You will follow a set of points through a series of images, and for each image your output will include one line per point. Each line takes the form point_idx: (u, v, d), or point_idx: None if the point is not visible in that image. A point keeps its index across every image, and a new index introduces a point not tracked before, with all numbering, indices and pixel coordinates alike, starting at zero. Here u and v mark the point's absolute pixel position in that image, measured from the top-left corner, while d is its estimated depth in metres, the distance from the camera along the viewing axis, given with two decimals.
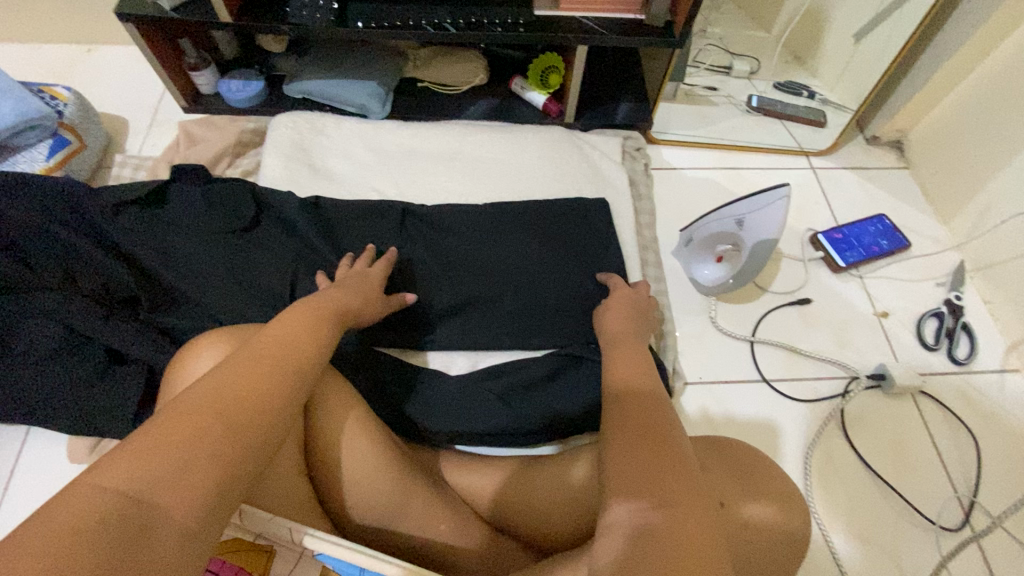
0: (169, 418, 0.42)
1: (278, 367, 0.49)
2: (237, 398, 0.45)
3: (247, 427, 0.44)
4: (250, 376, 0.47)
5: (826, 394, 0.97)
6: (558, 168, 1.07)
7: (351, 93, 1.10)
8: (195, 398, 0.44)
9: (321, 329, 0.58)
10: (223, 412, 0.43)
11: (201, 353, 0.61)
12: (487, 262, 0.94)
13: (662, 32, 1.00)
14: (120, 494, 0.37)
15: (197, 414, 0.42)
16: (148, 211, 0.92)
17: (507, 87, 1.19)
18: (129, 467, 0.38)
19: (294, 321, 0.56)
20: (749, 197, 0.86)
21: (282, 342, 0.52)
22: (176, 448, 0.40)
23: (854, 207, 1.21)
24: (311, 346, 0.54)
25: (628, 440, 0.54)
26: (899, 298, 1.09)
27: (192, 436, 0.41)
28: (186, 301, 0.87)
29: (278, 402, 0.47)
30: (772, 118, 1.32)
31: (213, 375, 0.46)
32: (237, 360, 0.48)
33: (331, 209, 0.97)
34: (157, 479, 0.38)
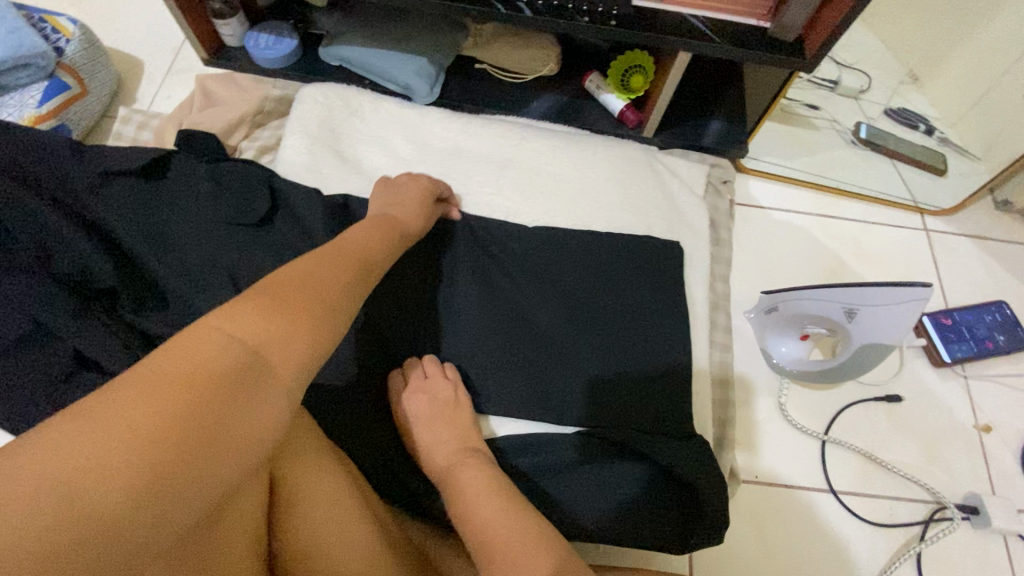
0: (259, 289, 0.41)
1: (346, 267, 0.50)
2: (311, 285, 0.44)
3: (320, 299, 0.44)
4: (323, 272, 0.47)
5: (904, 520, 0.81)
6: (627, 196, 0.90)
7: (396, 69, 0.93)
8: (273, 279, 0.43)
9: (378, 248, 0.59)
10: (308, 297, 0.43)
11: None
12: (530, 310, 0.79)
13: (788, 48, 0.79)
14: (245, 346, 0.36)
15: (279, 289, 0.42)
16: (145, 187, 0.78)
17: (580, 82, 1.00)
18: (235, 322, 0.37)
19: (352, 238, 0.58)
20: (878, 289, 0.70)
21: (344, 249, 0.54)
22: (269, 319, 0.39)
23: (968, 285, 1.01)
24: (368, 256, 0.56)
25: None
26: (1008, 409, 0.91)
27: (296, 305, 0.41)
28: (176, 303, 0.75)
29: (349, 296, 0.47)
30: (883, 156, 1.12)
31: (291, 269, 0.45)
32: (311, 258, 0.49)
33: (358, 214, 0.82)
34: (258, 340, 0.37)
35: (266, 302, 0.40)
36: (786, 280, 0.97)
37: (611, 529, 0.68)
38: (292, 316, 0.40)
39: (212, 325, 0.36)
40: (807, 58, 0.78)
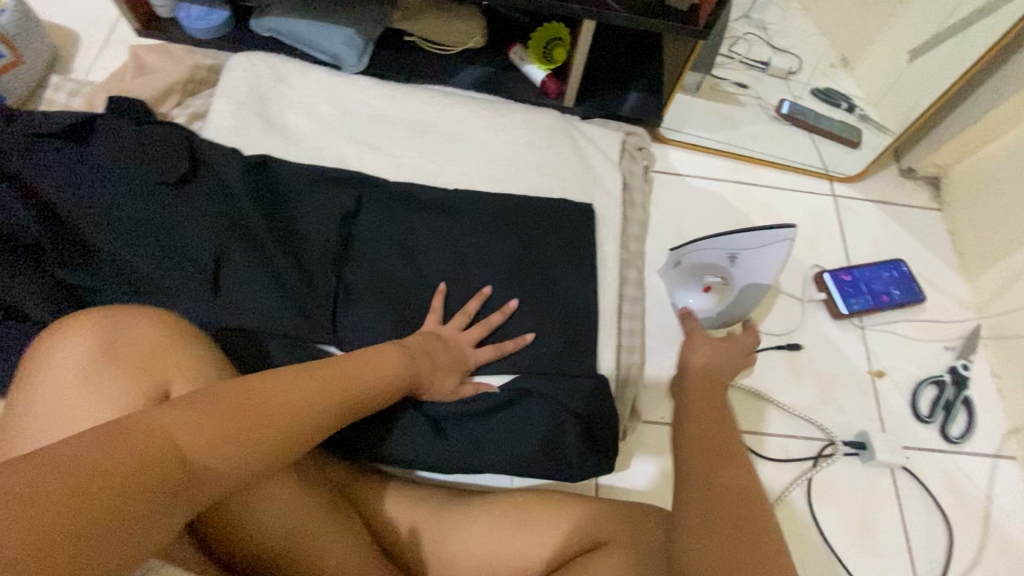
0: (223, 399, 0.45)
1: (323, 400, 0.52)
2: (271, 410, 0.47)
3: (279, 429, 0.47)
4: (295, 395, 0.49)
5: (798, 455, 0.88)
6: (544, 160, 0.95)
7: (325, 39, 0.97)
8: (240, 391, 0.46)
9: (377, 380, 0.60)
10: (263, 420, 0.46)
11: (131, 320, 0.57)
12: (444, 263, 0.84)
13: (685, 17, 0.85)
14: (182, 455, 0.41)
15: (244, 404, 0.46)
16: (69, 147, 0.81)
17: (505, 55, 1.04)
18: (188, 427, 0.41)
19: (355, 362, 0.59)
20: (754, 233, 0.80)
21: (339, 375, 0.55)
22: (216, 436, 0.43)
23: (872, 246, 1.08)
24: (362, 388, 0.57)
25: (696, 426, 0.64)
26: (900, 357, 0.98)
27: (248, 426, 0.45)
28: (98, 256, 0.78)
29: (307, 429, 0.49)
30: (801, 130, 1.18)
31: (264, 386, 0.48)
32: (295, 377, 0.51)
33: (279, 172, 0.85)
34: (196, 451, 0.41)
35: (220, 419, 0.43)
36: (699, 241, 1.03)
37: (514, 463, 0.75)
38: (230, 437, 0.43)
39: (158, 424, 0.40)
40: (700, 26, 0.84)
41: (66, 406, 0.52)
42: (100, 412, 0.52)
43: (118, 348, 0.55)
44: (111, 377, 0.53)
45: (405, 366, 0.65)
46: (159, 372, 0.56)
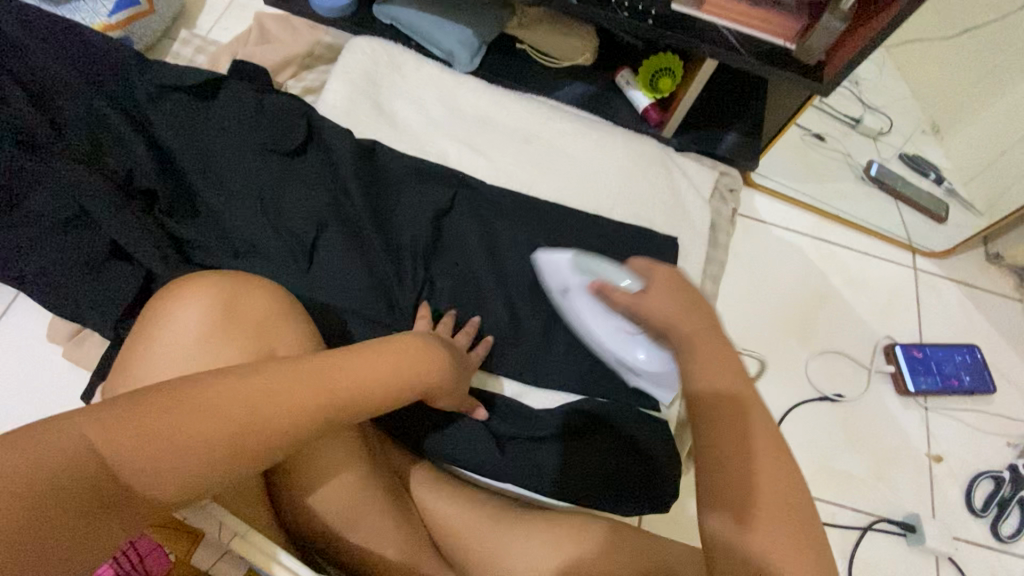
0: (170, 402, 0.44)
1: (286, 399, 0.47)
2: (225, 424, 0.44)
3: (235, 442, 0.45)
4: (249, 403, 0.46)
5: (844, 523, 0.87)
6: (635, 188, 0.96)
7: (442, 36, 0.99)
8: (162, 394, 0.44)
9: (365, 382, 0.53)
10: (210, 420, 0.44)
11: (242, 292, 0.58)
12: (526, 274, 0.85)
13: (808, 72, 0.84)
14: (101, 463, 0.41)
15: (198, 412, 0.44)
16: (194, 103, 0.84)
17: (611, 76, 1.05)
18: (118, 437, 0.42)
19: (341, 362, 0.52)
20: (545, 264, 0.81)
21: (312, 376, 0.50)
22: (152, 450, 0.42)
23: (946, 326, 1.06)
24: (337, 389, 0.50)
25: (713, 454, 0.48)
26: (960, 444, 0.96)
27: (200, 438, 0.43)
28: (207, 213, 0.81)
29: (261, 432, 0.46)
30: (887, 195, 1.17)
31: (215, 385, 0.46)
32: (254, 373, 0.48)
33: (385, 160, 0.88)
34: (114, 458, 0.41)
35: (166, 430, 0.43)
36: (773, 292, 1.03)
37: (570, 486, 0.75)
38: (172, 439, 0.43)
39: (81, 433, 0.41)
40: (824, 83, 0.84)
41: (180, 358, 0.53)
42: (214, 372, 0.53)
43: (233, 313, 0.56)
44: (227, 340, 0.55)
45: (406, 372, 0.57)
46: (269, 339, 0.57)
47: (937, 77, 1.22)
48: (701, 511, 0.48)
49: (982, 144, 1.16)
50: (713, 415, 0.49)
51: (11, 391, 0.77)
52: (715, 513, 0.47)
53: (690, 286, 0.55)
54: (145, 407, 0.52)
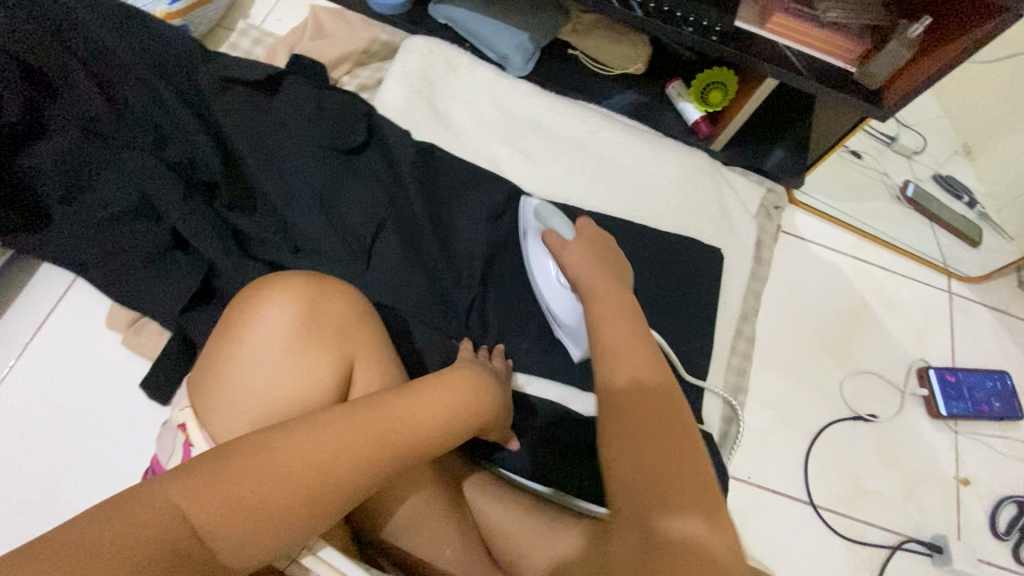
0: (245, 464, 0.44)
1: (343, 459, 0.46)
2: (297, 482, 0.44)
3: (310, 498, 0.45)
4: (320, 458, 0.45)
5: (874, 541, 0.89)
6: (684, 201, 0.96)
7: (497, 39, 0.99)
8: (238, 459, 0.44)
9: (415, 430, 0.51)
10: (279, 484, 0.44)
11: (322, 293, 0.59)
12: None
13: (867, 95, 0.85)
14: (186, 533, 0.41)
15: (273, 472, 0.44)
16: (256, 97, 0.84)
17: (661, 87, 1.05)
18: (200, 503, 0.42)
19: (392, 412, 0.50)
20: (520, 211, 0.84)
21: (366, 429, 0.48)
22: (234, 516, 0.42)
23: (977, 351, 1.07)
24: (396, 434, 0.50)
25: (652, 447, 0.48)
26: (988, 469, 0.97)
27: (276, 497, 0.44)
28: (268, 209, 0.82)
29: (320, 495, 0.45)
30: (924, 217, 1.17)
31: (270, 447, 0.45)
32: (309, 431, 0.46)
33: (442, 162, 0.88)
34: (198, 525, 0.42)
35: (244, 494, 0.43)
36: (810, 310, 1.04)
37: None
38: (242, 509, 0.43)
39: (165, 501, 0.41)
40: (884, 108, 0.83)
41: (265, 358, 0.55)
42: (298, 373, 0.55)
43: (316, 317, 0.58)
44: (309, 342, 0.56)
45: (454, 414, 0.55)
46: (349, 343, 0.59)
47: (977, 100, 1.22)
48: (655, 514, 0.46)
49: (1017, 171, 1.16)
50: (642, 406, 0.51)
51: (75, 377, 0.79)
52: (676, 513, 0.45)
53: (597, 233, 0.71)
54: (234, 405, 0.54)
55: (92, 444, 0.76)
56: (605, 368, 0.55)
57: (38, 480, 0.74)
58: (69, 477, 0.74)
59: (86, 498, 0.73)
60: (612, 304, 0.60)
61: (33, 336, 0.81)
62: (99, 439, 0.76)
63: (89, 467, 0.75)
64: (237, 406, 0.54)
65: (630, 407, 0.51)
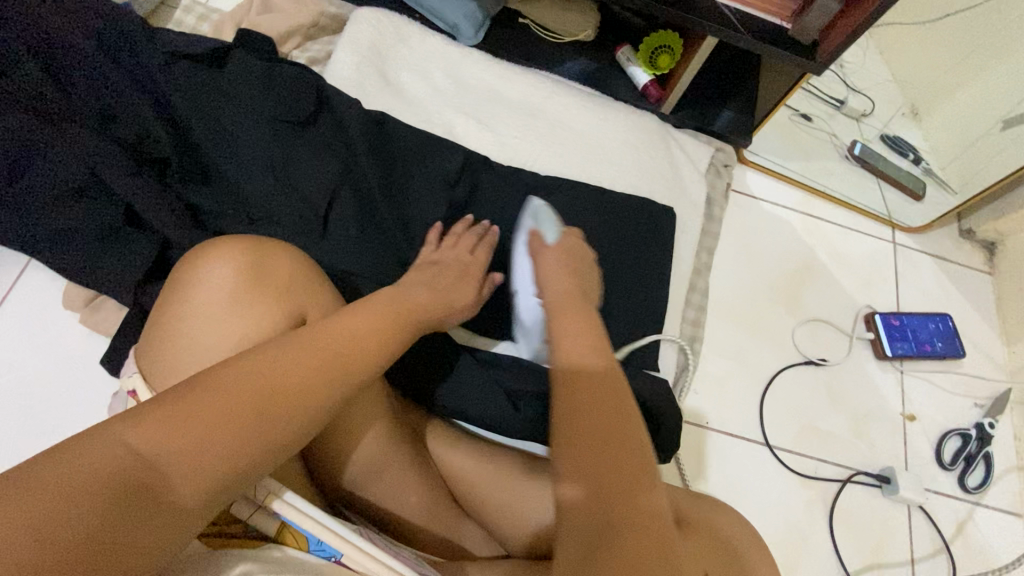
0: (190, 393, 0.43)
1: (278, 386, 0.45)
2: (247, 403, 0.43)
3: (267, 415, 0.44)
4: (267, 377, 0.45)
5: (826, 476, 0.94)
6: (637, 161, 0.99)
7: (446, 9, 1.00)
8: (183, 388, 0.43)
9: (347, 352, 0.50)
10: (231, 402, 0.43)
11: (272, 254, 0.60)
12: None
13: (802, 51, 0.88)
14: (142, 462, 0.39)
15: (226, 391, 0.43)
16: (202, 71, 0.84)
17: (612, 53, 1.07)
18: (148, 432, 0.40)
19: (321, 338, 0.50)
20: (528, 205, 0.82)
21: (294, 358, 0.47)
22: (187, 440, 0.41)
23: (921, 297, 1.12)
24: (339, 351, 0.50)
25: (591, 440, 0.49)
26: (932, 406, 1.03)
27: (230, 417, 0.42)
28: (219, 180, 0.81)
29: (260, 427, 0.44)
30: (870, 173, 1.22)
31: (217, 372, 0.44)
32: (269, 353, 0.47)
33: (394, 131, 0.89)
34: (152, 455, 0.40)
35: (197, 419, 0.41)
36: (763, 264, 1.08)
37: None
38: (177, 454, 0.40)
39: (115, 437, 0.39)
40: (818, 61, 0.87)
41: (214, 317, 0.56)
42: (250, 329, 0.56)
43: (265, 274, 0.59)
44: (259, 298, 0.58)
45: (387, 339, 0.55)
46: (301, 299, 0.60)
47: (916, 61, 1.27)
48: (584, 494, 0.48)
49: (955, 126, 1.22)
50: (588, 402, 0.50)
51: (34, 356, 0.79)
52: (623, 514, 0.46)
53: (580, 249, 0.68)
54: (185, 363, 0.55)
55: (55, 421, 0.76)
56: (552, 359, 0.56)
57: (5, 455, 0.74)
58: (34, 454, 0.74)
59: None
60: (566, 303, 0.59)
61: None
62: (62, 416, 0.76)
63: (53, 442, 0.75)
64: (189, 363, 0.55)
65: (571, 389, 0.52)
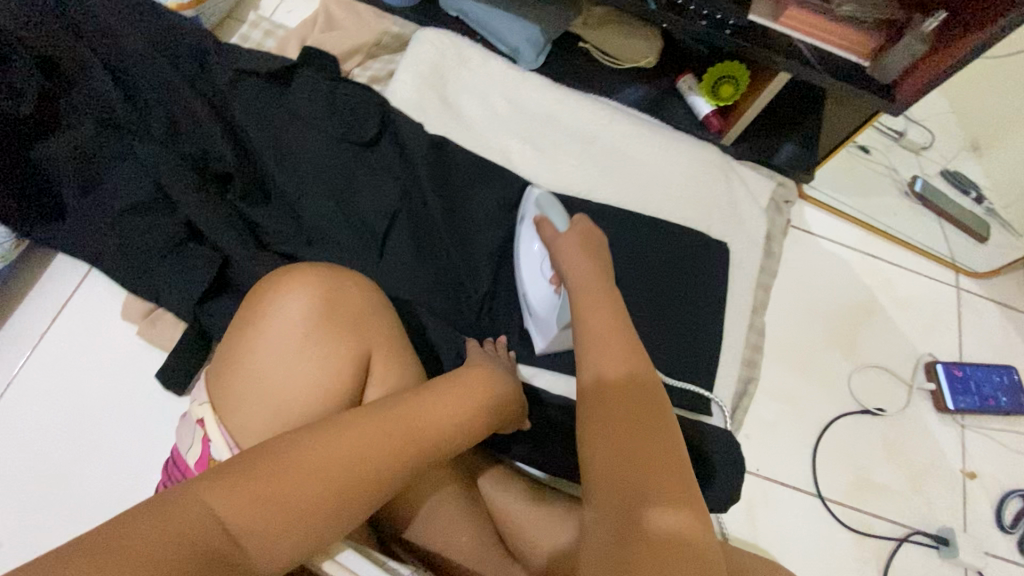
0: (275, 465, 0.43)
1: (311, 485, 0.44)
2: (325, 481, 0.44)
3: (337, 497, 0.44)
4: (345, 461, 0.45)
5: (881, 533, 0.90)
6: (695, 195, 0.97)
7: (508, 32, 0.98)
8: (268, 462, 0.44)
9: (393, 446, 0.48)
10: (309, 484, 0.44)
11: (343, 285, 0.60)
12: None
13: (879, 90, 0.85)
14: (225, 532, 0.41)
15: (306, 470, 0.44)
16: (270, 90, 0.84)
17: (672, 81, 1.05)
18: (232, 508, 0.41)
19: (371, 432, 0.48)
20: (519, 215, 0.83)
21: (334, 456, 0.45)
22: (263, 518, 0.42)
23: (984, 347, 1.07)
24: (417, 438, 0.50)
25: (625, 447, 0.47)
26: (994, 463, 0.98)
27: (307, 498, 0.43)
28: (282, 200, 0.82)
29: (291, 530, 0.43)
30: (931, 213, 1.17)
31: (300, 447, 0.45)
32: (349, 435, 0.47)
33: (454, 155, 0.88)
34: (234, 527, 0.41)
35: (277, 497, 0.42)
36: (819, 305, 1.04)
37: None
38: (201, 544, 0.39)
39: (205, 505, 0.41)
40: (896, 101, 0.83)
41: (285, 350, 0.55)
42: (320, 363, 0.56)
43: (335, 307, 0.58)
44: (329, 332, 0.57)
45: (437, 433, 0.51)
46: (367, 335, 0.60)
47: (982, 97, 1.22)
48: (609, 500, 0.45)
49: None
50: (611, 399, 0.50)
51: (93, 366, 0.80)
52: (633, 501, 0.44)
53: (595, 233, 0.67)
54: (253, 396, 0.55)
55: (111, 434, 0.77)
56: (586, 357, 0.54)
57: (64, 465, 0.75)
58: (89, 468, 0.75)
59: (111, 485, 0.74)
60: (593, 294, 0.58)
61: (51, 325, 0.82)
62: (117, 429, 0.77)
63: (108, 455, 0.76)
64: (258, 397, 0.55)
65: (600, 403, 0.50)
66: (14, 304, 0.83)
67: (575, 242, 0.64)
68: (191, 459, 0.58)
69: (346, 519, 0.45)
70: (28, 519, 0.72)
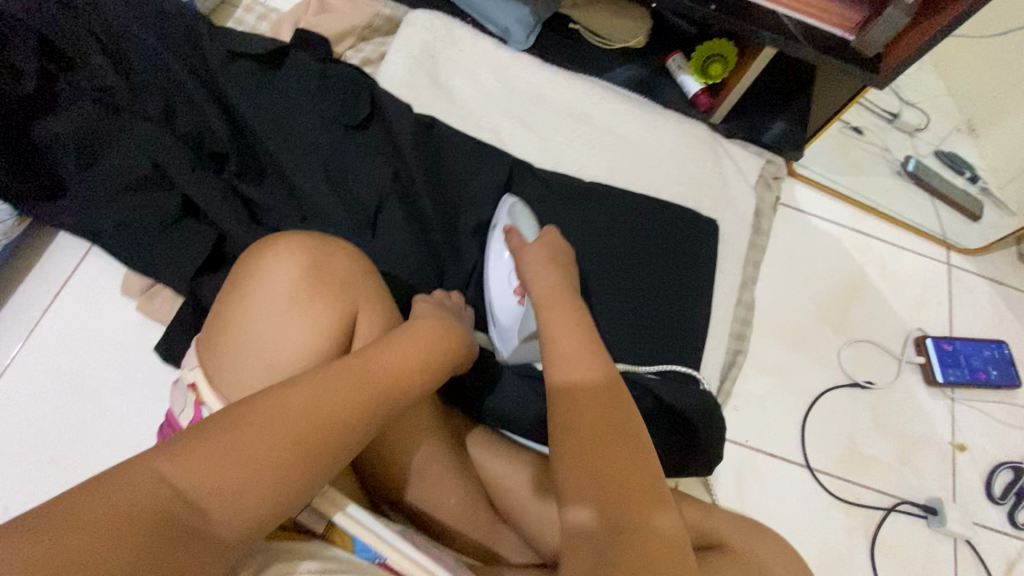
0: (226, 425, 0.44)
1: (265, 436, 0.44)
2: (278, 432, 0.44)
3: (294, 447, 0.45)
4: (297, 413, 0.46)
5: (869, 504, 0.91)
6: (685, 173, 0.98)
7: (498, 13, 1.00)
8: (222, 423, 0.44)
9: (347, 396, 0.48)
10: (263, 437, 0.44)
11: (328, 252, 0.61)
12: None
13: (865, 63, 0.85)
14: (182, 492, 0.41)
15: (261, 423, 0.44)
16: (262, 70, 0.86)
17: (661, 61, 1.05)
18: (187, 468, 0.41)
19: (324, 384, 0.48)
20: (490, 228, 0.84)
21: (286, 408, 0.45)
22: (219, 475, 0.42)
23: (976, 322, 1.08)
24: (370, 386, 0.50)
25: (585, 437, 0.50)
26: (984, 436, 0.99)
27: (264, 451, 0.44)
28: (276, 178, 0.83)
29: (248, 483, 0.43)
30: (924, 192, 1.17)
31: (252, 405, 0.45)
32: (300, 388, 0.47)
33: (443, 135, 0.90)
34: (191, 487, 0.41)
35: (230, 454, 0.43)
36: (809, 281, 1.05)
37: None
38: (157, 505, 0.40)
39: (157, 469, 0.41)
40: (879, 76, 0.85)
41: (273, 314, 0.57)
42: (308, 327, 0.57)
43: (321, 273, 0.60)
44: (317, 297, 0.58)
45: (390, 381, 0.52)
46: (354, 301, 0.61)
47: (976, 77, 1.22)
48: (590, 508, 0.48)
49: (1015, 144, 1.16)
50: (580, 408, 0.52)
51: (94, 340, 0.82)
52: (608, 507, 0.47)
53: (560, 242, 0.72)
54: (243, 359, 0.56)
55: (112, 404, 0.79)
56: (549, 366, 0.57)
57: (65, 434, 0.77)
58: (89, 439, 0.77)
59: (112, 451, 0.77)
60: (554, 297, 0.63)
61: (54, 300, 0.84)
62: (117, 399, 0.79)
63: (108, 424, 0.78)
64: (248, 360, 0.56)
65: (573, 412, 0.52)
66: (14, 284, 0.85)
67: (542, 251, 0.69)
68: (183, 420, 0.59)
69: (305, 471, 0.45)
70: (29, 488, 0.74)
